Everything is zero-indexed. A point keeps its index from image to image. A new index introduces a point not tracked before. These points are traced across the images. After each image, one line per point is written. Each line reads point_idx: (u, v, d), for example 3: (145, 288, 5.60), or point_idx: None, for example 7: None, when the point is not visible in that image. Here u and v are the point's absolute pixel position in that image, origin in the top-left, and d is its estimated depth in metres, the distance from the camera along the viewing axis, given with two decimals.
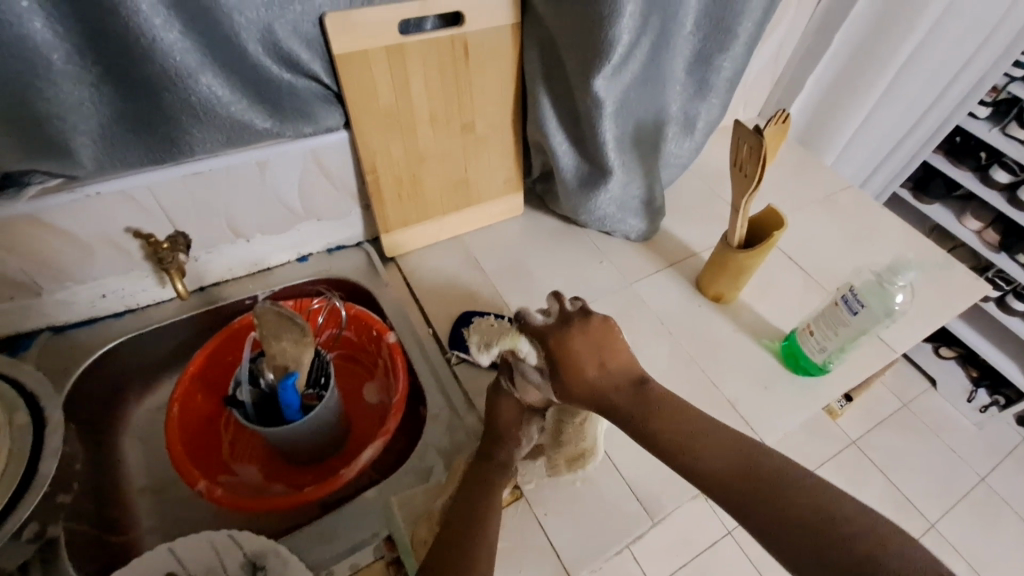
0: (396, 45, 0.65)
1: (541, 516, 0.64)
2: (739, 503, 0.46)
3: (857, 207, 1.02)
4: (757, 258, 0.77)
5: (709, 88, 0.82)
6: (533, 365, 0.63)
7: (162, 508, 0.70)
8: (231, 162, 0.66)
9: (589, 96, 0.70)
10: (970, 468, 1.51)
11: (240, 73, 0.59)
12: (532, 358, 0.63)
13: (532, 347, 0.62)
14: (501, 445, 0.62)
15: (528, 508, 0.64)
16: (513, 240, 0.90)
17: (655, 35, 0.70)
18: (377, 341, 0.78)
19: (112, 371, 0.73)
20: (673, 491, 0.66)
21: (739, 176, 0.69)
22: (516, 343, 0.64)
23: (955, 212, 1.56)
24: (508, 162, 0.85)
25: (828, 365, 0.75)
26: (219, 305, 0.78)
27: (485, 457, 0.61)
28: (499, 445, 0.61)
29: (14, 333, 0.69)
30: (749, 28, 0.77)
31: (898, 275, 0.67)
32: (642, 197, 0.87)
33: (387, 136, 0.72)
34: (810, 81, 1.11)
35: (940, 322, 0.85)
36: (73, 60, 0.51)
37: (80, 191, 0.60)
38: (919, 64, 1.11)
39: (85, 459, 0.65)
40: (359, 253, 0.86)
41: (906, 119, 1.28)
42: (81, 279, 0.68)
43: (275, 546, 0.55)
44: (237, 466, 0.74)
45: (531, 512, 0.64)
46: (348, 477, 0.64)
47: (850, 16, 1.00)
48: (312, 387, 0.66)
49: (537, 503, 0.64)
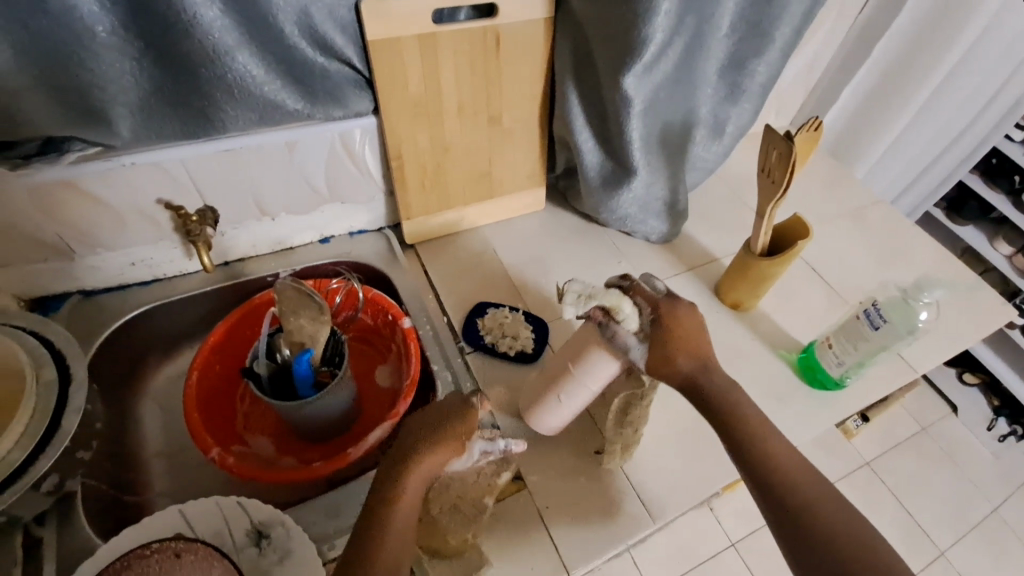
0: (429, 33, 0.66)
1: (542, 509, 0.64)
2: (791, 525, 0.51)
3: (887, 222, 1.00)
4: (779, 267, 0.76)
5: (741, 93, 0.81)
6: (631, 334, 0.54)
7: (175, 472, 0.72)
8: (261, 140, 0.67)
9: (618, 94, 0.70)
10: (987, 498, 1.46)
11: (276, 54, 0.60)
12: (634, 326, 0.54)
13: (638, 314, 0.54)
14: None
15: (529, 499, 0.64)
16: (533, 235, 0.90)
17: (689, 36, 0.70)
18: (392, 326, 0.79)
19: (135, 337, 0.75)
20: (677, 494, 0.66)
21: (766, 183, 0.68)
22: (620, 305, 0.54)
23: (988, 235, 1.51)
24: (532, 156, 0.85)
25: (845, 380, 0.74)
26: (242, 280, 0.80)
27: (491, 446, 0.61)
28: None
29: (48, 294, 0.72)
30: (785, 33, 0.75)
31: (922, 292, 0.66)
32: (666, 199, 0.86)
33: (415, 123, 0.73)
34: (845, 92, 1.09)
35: (965, 345, 0.83)
36: (118, 32, 0.52)
37: (117, 160, 0.62)
38: (961, 79, 1.08)
39: (105, 419, 0.68)
40: (380, 238, 0.87)
41: (943, 136, 1.24)
42: (113, 246, 0.71)
43: (280, 517, 0.56)
44: (249, 437, 0.76)
45: (533, 504, 0.64)
46: (355, 456, 0.65)
47: (891, 27, 0.97)
48: (327, 365, 0.67)
49: (538, 495, 0.64)
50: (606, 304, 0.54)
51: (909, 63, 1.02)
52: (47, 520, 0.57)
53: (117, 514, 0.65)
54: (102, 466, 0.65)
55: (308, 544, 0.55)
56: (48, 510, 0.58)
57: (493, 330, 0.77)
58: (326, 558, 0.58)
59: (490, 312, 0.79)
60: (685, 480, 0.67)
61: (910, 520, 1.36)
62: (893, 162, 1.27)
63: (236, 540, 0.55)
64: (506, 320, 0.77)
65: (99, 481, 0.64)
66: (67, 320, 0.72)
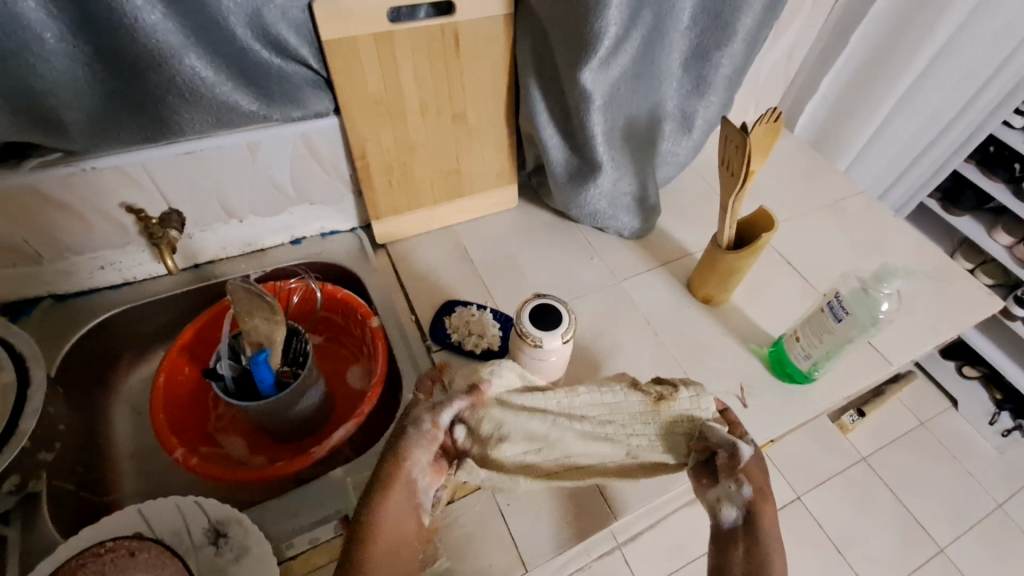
0: (385, 31, 0.65)
1: (503, 506, 0.64)
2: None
3: (867, 214, 0.98)
4: (747, 260, 0.75)
5: (708, 86, 0.80)
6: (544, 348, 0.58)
7: (147, 475, 0.73)
8: (221, 143, 0.68)
9: (577, 89, 0.70)
10: (987, 493, 1.43)
11: (227, 56, 0.60)
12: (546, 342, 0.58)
13: (552, 333, 0.57)
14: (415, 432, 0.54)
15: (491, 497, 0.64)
16: (506, 233, 0.90)
17: (648, 28, 0.69)
18: (361, 325, 0.80)
19: (106, 340, 0.76)
20: (641, 491, 0.66)
21: (726, 175, 0.68)
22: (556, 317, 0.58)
23: (985, 225, 1.48)
24: (501, 154, 0.85)
25: (814, 373, 0.73)
26: (212, 282, 0.80)
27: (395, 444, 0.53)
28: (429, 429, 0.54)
29: (19, 299, 0.73)
30: (749, 24, 0.74)
31: (884, 283, 0.64)
32: (635, 194, 0.86)
33: (377, 123, 0.73)
34: (825, 83, 1.08)
35: (942, 335, 0.81)
36: (66, 39, 0.53)
37: (76, 165, 0.63)
38: (944, 66, 1.06)
39: (71, 421, 0.69)
40: (352, 237, 0.87)
41: (931, 125, 1.22)
42: (79, 251, 0.72)
43: (238, 515, 0.57)
44: (221, 438, 0.77)
45: (494, 501, 0.64)
46: (319, 455, 0.65)
47: (867, 16, 0.96)
48: (289, 364, 0.68)
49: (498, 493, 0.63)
50: (534, 314, 0.58)
51: (893, 48, 1.00)
52: (13, 518, 0.59)
53: (85, 514, 0.66)
54: (71, 467, 0.66)
55: (263, 545, 0.56)
56: (13, 509, 0.59)
57: (460, 328, 0.76)
58: (284, 556, 0.58)
59: (457, 310, 0.78)
60: (647, 475, 0.67)
61: (907, 516, 1.34)
62: (881, 152, 1.25)
63: (194, 539, 0.56)
64: (473, 318, 0.77)
65: (68, 484, 0.65)
66: (38, 324, 0.73)
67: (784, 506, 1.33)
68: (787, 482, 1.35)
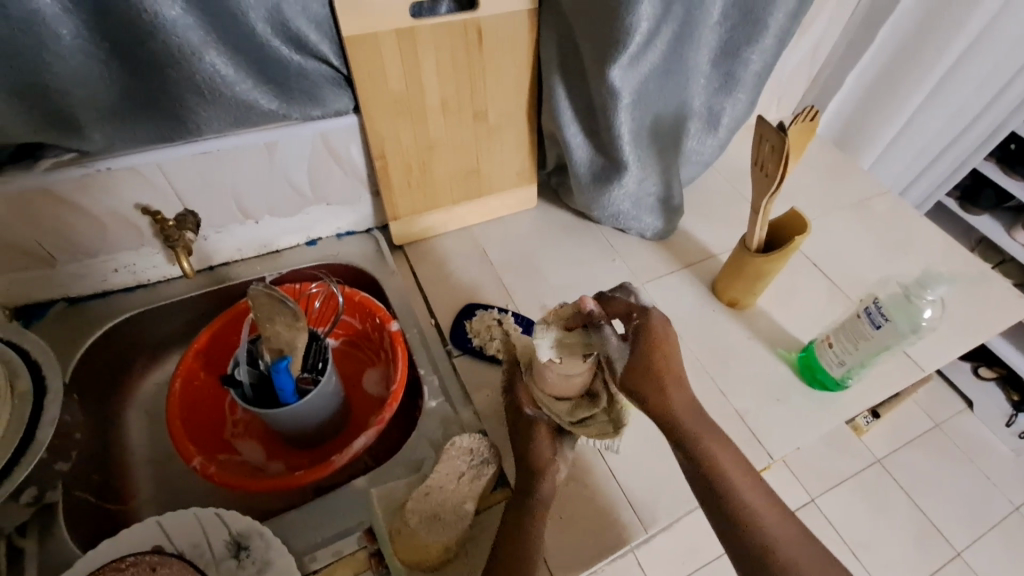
0: (407, 28, 0.63)
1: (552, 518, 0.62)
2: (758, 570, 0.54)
3: (892, 214, 0.96)
4: (777, 263, 0.73)
5: (737, 82, 0.78)
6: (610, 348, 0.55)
7: (163, 482, 0.72)
8: (238, 142, 0.66)
9: (605, 87, 0.67)
10: (1004, 496, 1.41)
11: (247, 53, 0.58)
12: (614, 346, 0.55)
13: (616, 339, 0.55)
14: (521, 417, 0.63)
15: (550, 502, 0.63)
16: (525, 233, 0.88)
17: (678, 23, 0.67)
18: (380, 329, 0.77)
19: (120, 344, 0.74)
20: (669, 501, 0.64)
21: (760, 176, 0.65)
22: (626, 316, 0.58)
23: (1004, 224, 1.45)
24: (522, 152, 0.83)
25: (846, 380, 0.71)
26: (227, 284, 0.78)
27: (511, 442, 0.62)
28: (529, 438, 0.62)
29: (32, 303, 0.71)
30: (781, 19, 0.72)
31: (926, 289, 0.62)
32: (659, 194, 0.84)
33: (398, 122, 0.71)
34: (848, 81, 1.06)
35: (975, 342, 0.79)
36: (82, 36, 0.51)
37: (92, 165, 0.61)
38: (971, 62, 1.03)
39: (85, 428, 0.67)
40: (368, 239, 0.85)
41: (954, 122, 1.19)
42: (94, 254, 0.70)
43: (259, 527, 0.55)
44: (239, 444, 0.75)
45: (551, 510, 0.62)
46: (339, 464, 0.64)
47: (895, 11, 0.93)
48: (309, 371, 0.66)
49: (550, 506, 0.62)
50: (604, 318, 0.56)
51: (920, 43, 0.97)
52: (30, 529, 0.57)
53: (100, 522, 0.64)
54: (88, 476, 0.65)
55: (286, 559, 0.54)
56: (30, 520, 0.58)
57: (481, 333, 0.75)
58: (308, 570, 0.57)
59: (478, 314, 0.76)
60: (677, 482, 0.65)
61: (922, 518, 1.32)
62: (903, 150, 1.23)
63: (215, 552, 0.54)
64: (494, 322, 0.75)
65: (84, 492, 0.63)
66: (51, 328, 0.71)
67: (796, 508, 1.32)
68: (802, 484, 1.33)
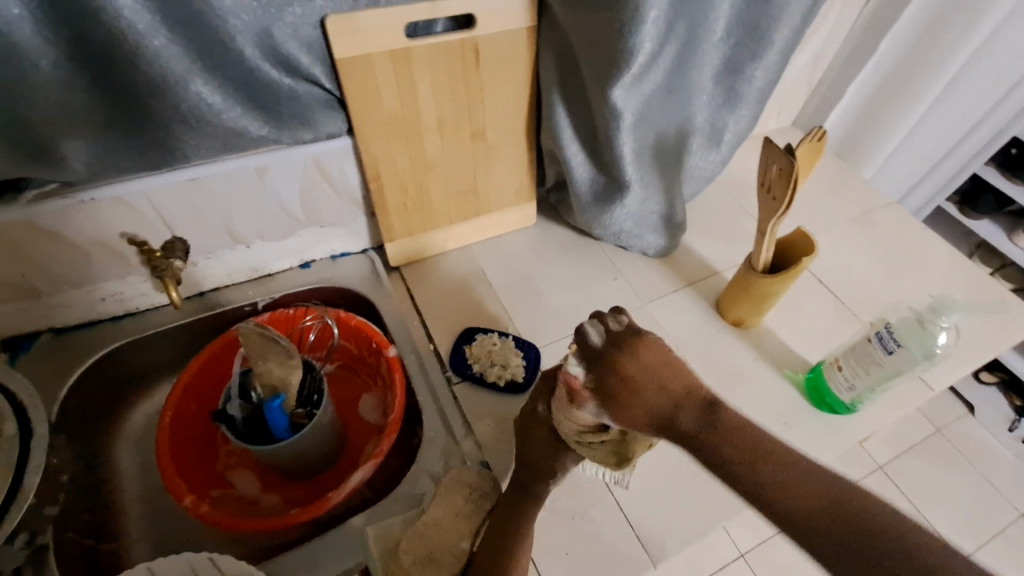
0: (402, 49, 0.61)
1: (563, 556, 0.60)
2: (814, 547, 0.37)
3: (897, 226, 0.94)
4: (783, 285, 0.71)
5: (739, 98, 0.76)
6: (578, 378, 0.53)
7: (155, 518, 0.69)
8: (229, 168, 0.64)
9: (607, 107, 0.65)
10: (1008, 502, 1.39)
11: (236, 79, 0.56)
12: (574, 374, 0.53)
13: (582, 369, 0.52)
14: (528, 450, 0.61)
15: (555, 537, 0.61)
16: (524, 252, 0.86)
17: (681, 40, 0.65)
18: (376, 354, 0.75)
19: (108, 375, 0.72)
20: (677, 534, 0.62)
21: (766, 198, 0.64)
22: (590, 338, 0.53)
23: (1005, 228, 1.44)
24: (521, 170, 0.81)
25: (856, 404, 0.69)
26: (218, 310, 0.76)
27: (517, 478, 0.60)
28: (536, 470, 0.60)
29: (16, 335, 0.69)
30: (786, 34, 0.70)
31: (941, 315, 0.60)
32: (662, 212, 0.82)
33: (392, 144, 0.69)
34: (849, 91, 1.04)
35: (981, 361, 0.78)
36: (64, 67, 0.49)
37: (76, 196, 0.59)
38: (975, 69, 1.02)
39: (74, 465, 0.65)
40: (364, 260, 0.83)
41: (956, 129, 1.18)
42: (79, 284, 0.68)
43: (253, 572, 0.53)
44: (233, 476, 0.73)
45: (557, 549, 0.60)
46: (336, 501, 0.61)
47: (898, 21, 0.92)
48: (303, 406, 0.63)
49: (557, 542, 0.60)
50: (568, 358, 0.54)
51: (924, 53, 0.95)
52: (27, 573, 0.54)
53: (92, 564, 0.62)
54: (79, 516, 0.63)
55: None
56: (25, 563, 0.54)
57: (481, 358, 0.72)
58: None
59: (478, 339, 0.74)
60: (685, 514, 0.63)
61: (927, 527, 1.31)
62: (904, 158, 1.21)
63: None
64: (495, 347, 0.73)
65: (74, 534, 0.61)
66: (36, 361, 0.69)
67: None
68: None
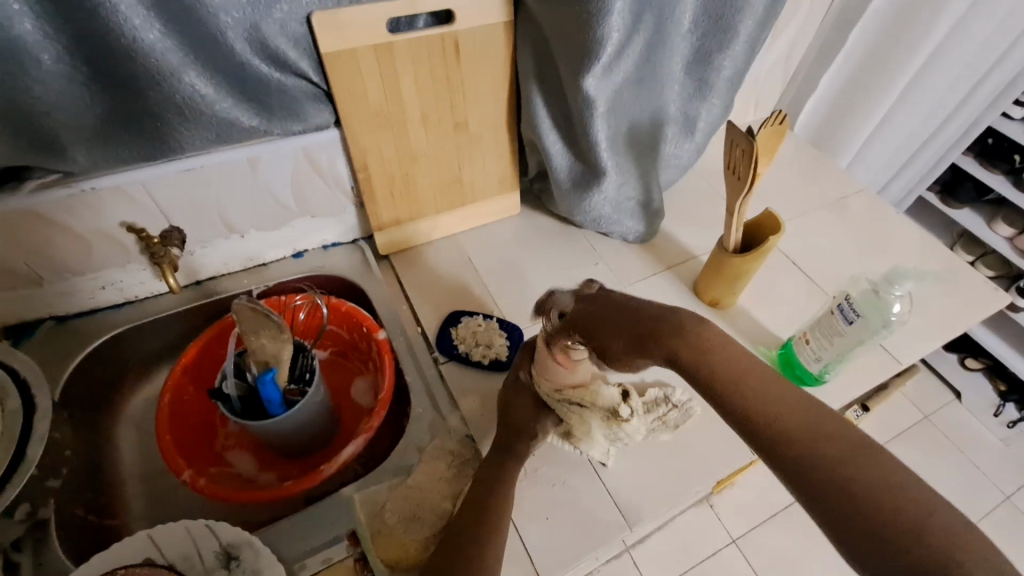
0: (385, 43, 0.65)
1: (543, 520, 0.63)
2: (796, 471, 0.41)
3: (869, 212, 0.98)
4: (754, 263, 0.74)
5: (710, 88, 0.80)
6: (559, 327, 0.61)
7: (154, 496, 0.72)
8: (221, 159, 0.67)
9: (580, 96, 0.69)
10: (993, 486, 1.42)
11: (227, 71, 0.59)
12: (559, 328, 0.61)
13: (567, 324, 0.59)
14: (510, 421, 0.64)
15: (534, 504, 0.64)
16: (508, 240, 0.89)
17: (649, 32, 0.69)
18: (366, 338, 0.78)
19: (109, 361, 0.75)
20: (653, 501, 0.65)
21: (732, 179, 0.67)
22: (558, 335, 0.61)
23: (985, 217, 1.47)
24: (503, 160, 0.85)
25: (824, 376, 0.73)
26: (215, 298, 0.80)
27: (499, 448, 0.63)
28: (518, 439, 0.63)
29: (19, 322, 0.72)
30: (750, 26, 0.74)
31: (894, 284, 0.65)
32: (638, 199, 0.86)
33: (378, 135, 0.72)
34: (823, 82, 1.08)
35: (948, 337, 0.81)
36: (64, 60, 0.52)
37: (76, 186, 0.62)
38: (944, 60, 1.05)
39: (77, 445, 0.68)
40: (354, 249, 0.87)
41: (929, 119, 1.21)
42: (80, 272, 0.71)
43: (249, 537, 0.56)
44: (230, 456, 0.76)
45: (537, 515, 0.63)
46: (328, 473, 0.64)
47: (866, 14, 0.95)
48: (296, 383, 0.67)
49: (537, 507, 0.63)
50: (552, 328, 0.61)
51: (892, 44, 0.99)
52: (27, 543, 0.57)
53: (94, 538, 0.65)
54: (81, 493, 0.65)
55: (275, 566, 0.55)
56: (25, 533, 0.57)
57: (466, 339, 0.75)
58: None
59: (463, 321, 0.77)
60: (661, 483, 0.66)
61: None
62: (880, 147, 1.25)
63: (206, 563, 0.55)
64: (479, 328, 0.76)
65: (77, 509, 0.64)
66: (39, 347, 0.72)
67: None
68: None
